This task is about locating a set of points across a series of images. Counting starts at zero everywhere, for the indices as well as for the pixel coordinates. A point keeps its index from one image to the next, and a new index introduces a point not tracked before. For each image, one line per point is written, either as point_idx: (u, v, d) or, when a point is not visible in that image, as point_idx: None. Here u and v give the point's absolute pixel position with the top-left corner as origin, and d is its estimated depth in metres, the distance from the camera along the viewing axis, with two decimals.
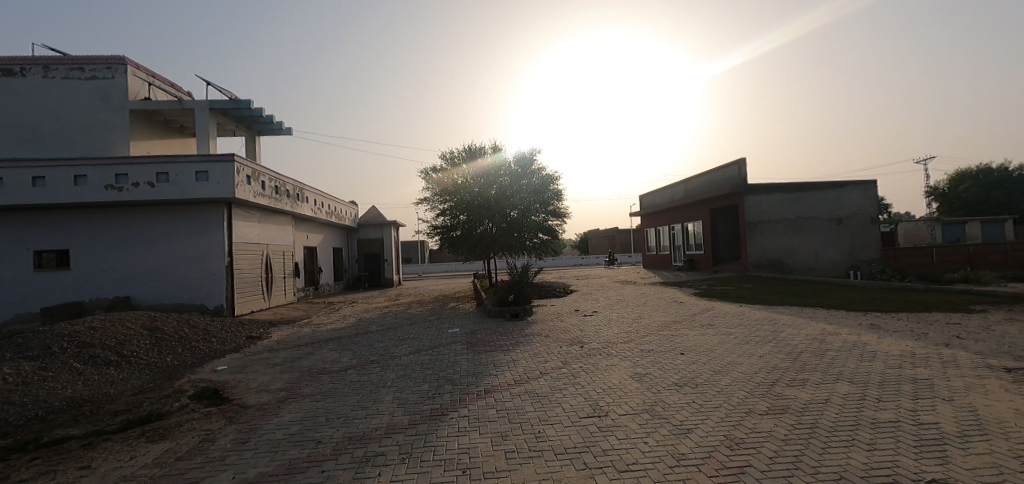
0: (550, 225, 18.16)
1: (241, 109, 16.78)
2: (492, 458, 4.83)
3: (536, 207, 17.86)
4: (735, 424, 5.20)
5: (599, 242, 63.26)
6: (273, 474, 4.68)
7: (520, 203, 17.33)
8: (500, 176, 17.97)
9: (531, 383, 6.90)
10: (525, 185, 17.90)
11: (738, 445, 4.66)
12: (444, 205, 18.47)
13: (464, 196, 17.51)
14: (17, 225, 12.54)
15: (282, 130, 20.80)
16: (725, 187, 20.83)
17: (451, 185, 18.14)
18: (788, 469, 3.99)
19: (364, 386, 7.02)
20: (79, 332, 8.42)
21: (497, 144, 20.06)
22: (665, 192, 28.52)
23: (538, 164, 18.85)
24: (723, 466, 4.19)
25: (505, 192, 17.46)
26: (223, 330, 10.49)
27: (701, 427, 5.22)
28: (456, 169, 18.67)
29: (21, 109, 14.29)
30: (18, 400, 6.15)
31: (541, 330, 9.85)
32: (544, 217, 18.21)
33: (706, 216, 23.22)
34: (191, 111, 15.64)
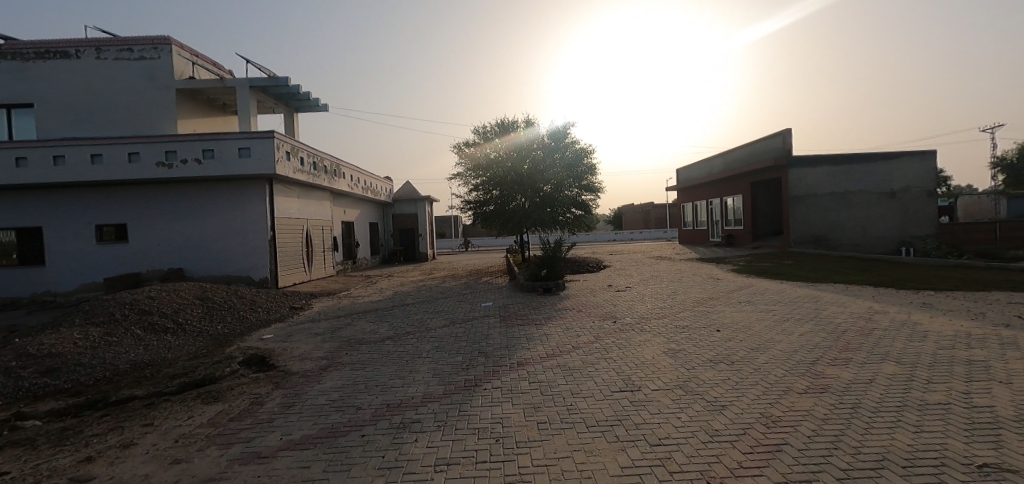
0: (583, 200, 18.01)
1: (279, 87, 17.11)
2: (524, 428, 4.94)
3: (569, 181, 17.67)
4: (772, 402, 5.12)
5: (633, 219, 62.13)
6: (317, 436, 4.99)
7: (553, 178, 17.16)
8: (533, 151, 17.82)
9: (563, 357, 6.95)
10: (558, 158, 17.73)
11: (774, 423, 4.58)
12: (476, 180, 18.51)
13: (498, 171, 17.47)
14: (80, 202, 13.43)
15: (319, 107, 21.16)
16: (768, 160, 19.91)
17: (484, 159, 18.17)
18: (827, 448, 3.91)
19: (402, 356, 7.25)
20: (139, 299, 8.97)
21: (529, 117, 19.89)
22: (702, 163, 27.73)
23: (572, 138, 18.56)
24: (759, 443, 4.15)
25: (538, 167, 17.32)
26: (268, 300, 10.99)
27: (737, 404, 5.16)
28: (488, 143, 18.58)
29: (77, 89, 15.01)
30: (87, 361, 6.66)
31: (575, 304, 9.84)
32: (577, 191, 18.03)
33: (747, 190, 22.43)
34: (233, 89, 16.06)
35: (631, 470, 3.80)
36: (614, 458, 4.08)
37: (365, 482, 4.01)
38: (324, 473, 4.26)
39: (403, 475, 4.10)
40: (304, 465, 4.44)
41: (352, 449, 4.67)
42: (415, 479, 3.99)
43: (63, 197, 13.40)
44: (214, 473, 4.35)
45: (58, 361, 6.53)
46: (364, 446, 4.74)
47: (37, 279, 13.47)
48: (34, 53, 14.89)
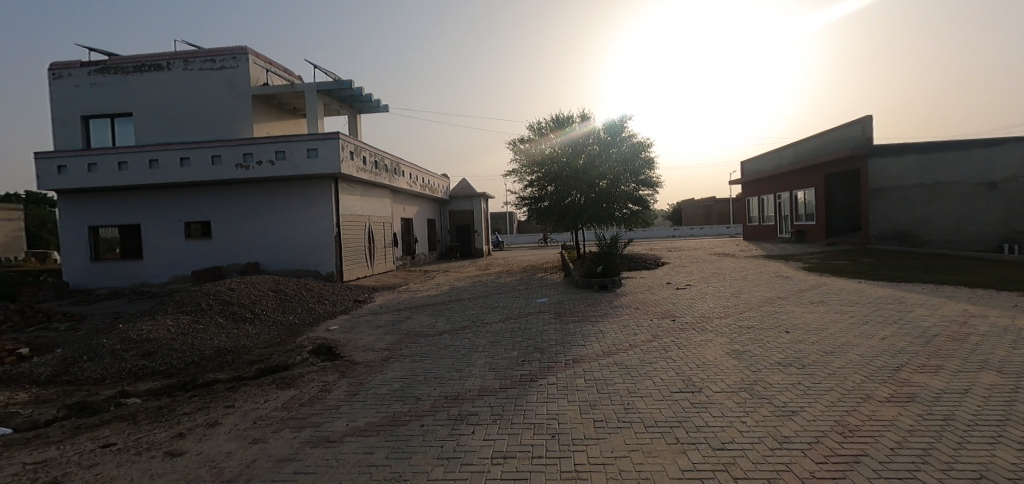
0: (640, 195, 17.64)
1: (344, 90, 17.92)
2: (580, 425, 4.91)
3: (626, 176, 17.35)
4: (849, 409, 4.76)
5: (693, 212, 60.00)
6: (379, 424, 5.21)
7: (609, 173, 16.95)
8: (588, 146, 17.64)
9: (621, 355, 6.82)
10: (614, 153, 17.44)
11: (851, 432, 4.26)
12: (531, 177, 18.47)
13: (553, 167, 17.40)
14: (170, 201, 14.76)
15: (380, 107, 21.96)
16: (847, 148, 18.80)
17: (539, 155, 18.13)
18: (913, 462, 3.59)
19: (458, 350, 7.41)
20: (222, 290, 9.70)
21: (584, 112, 19.63)
22: (771, 155, 26.28)
23: (629, 131, 18.18)
24: (833, 452, 3.87)
25: (593, 162, 17.12)
26: (333, 293, 11.56)
27: (808, 410, 4.85)
28: (545, 139, 18.52)
29: (168, 98, 16.47)
30: (179, 346, 7.30)
31: (631, 302, 9.63)
32: (634, 186, 17.67)
33: (820, 182, 21.20)
34: (302, 93, 16.99)
35: (692, 473, 3.67)
36: (674, 460, 3.96)
37: (424, 470, 4.14)
38: (386, 459, 4.44)
39: (461, 466, 4.19)
40: (368, 450, 4.64)
41: (411, 438, 4.83)
42: (472, 470, 4.06)
43: (156, 197, 14.78)
44: (289, 453, 4.65)
45: (154, 345, 7.21)
46: (423, 436, 4.89)
47: (134, 271, 14.97)
48: (132, 67, 16.46)
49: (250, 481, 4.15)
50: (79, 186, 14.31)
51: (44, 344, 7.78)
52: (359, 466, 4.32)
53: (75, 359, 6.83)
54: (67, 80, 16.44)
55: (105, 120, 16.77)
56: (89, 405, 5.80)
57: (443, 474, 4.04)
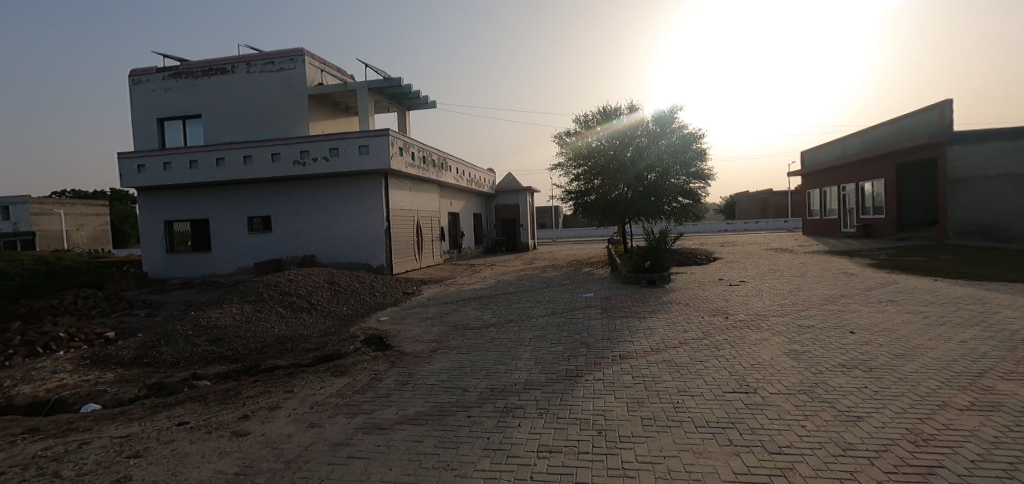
0: (690, 189, 17.14)
1: (394, 88, 18.37)
2: (628, 422, 4.82)
3: (675, 168, 16.90)
4: (922, 417, 4.42)
5: (749, 206, 57.30)
6: (428, 414, 5.33)
7: (658, 165, 16.59)
8: (636, 138, 17.24)
9: (670, 352, 6.65)
10: (663, 145, 16.98)
11: (925, 442, 3.95)
12: (577, 169, 18.22)
13: (600, 160, 17.15)
14: (234, 197, 15.71)
15: (428, 104, 22.34)
16: (922, 136, 17.67)
17: (584, 148, 17.81)
18: (999, 477, 3.28)
19: (503, 343, 7.46)
20: (281, 280, 10.20)
21: (631, 104, 19.14)
22: (837, 142, 24.68)
23: (679, 122, 17.63)
24: (904, 462, 3.60)
25: (642, 154, 16.78)
26: (383, 285, 11.90)
27: (875, 416, 4.54)
28: (590, 132, 18.14)
29: (232, 100, 17.49)
30: (242, 333, 7.75)
31: (680, 298, 9.38)
32: (684, 179, 17.18)
33: (892, 172, 19.86)
34: (354, 92, 17.57)
35: (747, 476, 3.53)
36: (726, 462, 3.82)
37: (471, 460, 4.20)
38: (435, 448, 4.54)
39: (507, 458, 4.22)
40: (417, 438, 4.77)
41: (458, 429, 4.91)
42: (518, 463, 4.08)
43: (221, 194, 15.77)
44: (343, 438, 4.86)
45: (221, 332, 7.70)
46: (470, 427, 4.97)
47: (203, 263, 16.07)
48: (201, 71, 17.61)
49: (308, 463, 4.37)
50: (154, 185, 15.53)
51: (127, 329, 8.49)
52: (409, 453, 4.44)
53: (153, 342, 7.41)
54: (146, 85, 17.87)
55: (178, 122, 18.06)
56: (166, 385, 6.28)
57: (489, 466, 4.08)
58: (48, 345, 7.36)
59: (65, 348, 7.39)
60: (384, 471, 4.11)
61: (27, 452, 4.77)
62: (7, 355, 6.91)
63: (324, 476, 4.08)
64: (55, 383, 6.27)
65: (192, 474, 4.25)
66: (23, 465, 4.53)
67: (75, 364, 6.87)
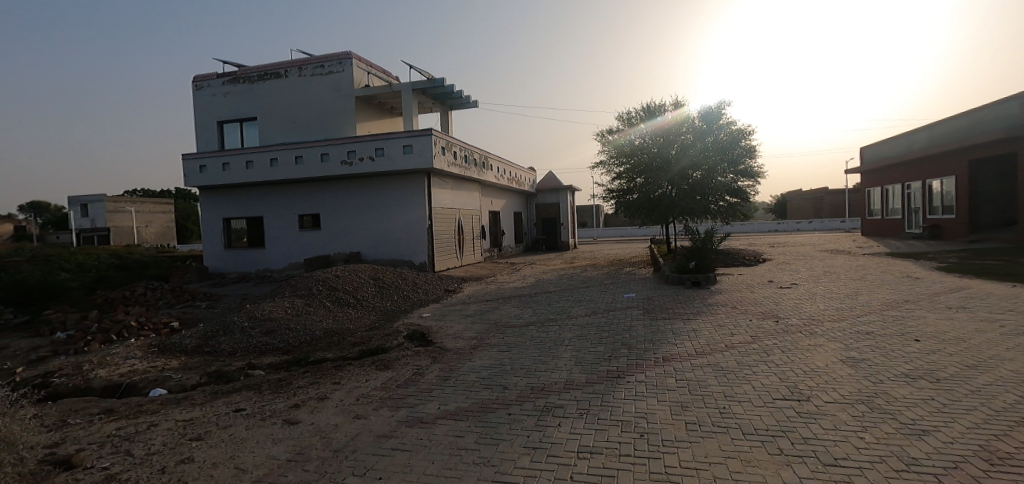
0: (738, 187, 16.57)
1: (437, 88, 18.69)
2: (671, 426, 4.72)
3: (723, 166, 16.38)
4: (997, 433, 4.09)
5: (801, 204, 54.55)
6: (469, 410, 5.40)
7: (704, 163, 16.12)
8: (682, 134, 16.83)
9: (715, 356, 6.46)
10: (710, 142, 16.50)
11: (1002, 460, 3.65)
12: (618, 167, 17.88)
13: (643, 158, 16.84)
14: (285, 196, 16.45)
15: (470, 104, 22.57)
16: (998, 130, 16.48)
17: (626, 145, 17.51)
18: None
19: (544, 342, 7.46)
20: (329, 276, 10.60)
21: (676, 100, 18.66)
22: (906, 136, 22.90)
23: (727, 118, 17.06)
24: (978, 481, 3.34)
25: (687, 152, 16.35)
26: (425, 281, 12.15)
27: (944, 430, 4.23)
28: (633, 129, 17.84)
29: (284, 102, 18.30)
30: (294, 326, 8.11)
31: (727, 300, 9.08)
32: (732, 177, 16.62)
33: (964, 169, 18.40)
34: (399, 93, 18.00)
35: None
36: (777, 472, 3.67)
37: (512, 458, 4.22)
38: (476, 444, 4.59)
39: (547, 457, 4.21)
40: (458, 434, 4.83)
41: (499, 426, 4.94)
42: (558, 462, 4.07)
43: (274, 193, 16.55)
44: (388, 430, 4.99)
45: (275, 324, 8.08)
46: (510, 425, 4.99)
47: (257, 259, 16.92)
48: (257, 76, 18.50)
49: (354, 453, 4.51)
50: (211, 185, 16.51)
51: (189, 319, 9.05)
52: (451, 448, 4.51)
53: (212, 332, 7.86)
54: (207, 90, 18.98)
55: (235, 124, 19.07)
56: (224, 373, 6.64)
57: (530, 464, 4.08)
58: (121, 332, 7.95)
59: (136, 336, 7.96)
60: (426, 464, 4.19)
61: (103, 430, 5.16)
62: (86, 341, 7.51)
63: (369, 467, 4.20)
64: (127, 368, 6.75)
65: (248, 458, 4.48)
66: (100, 442, 4.90)
67: (144, 351, 7.39)
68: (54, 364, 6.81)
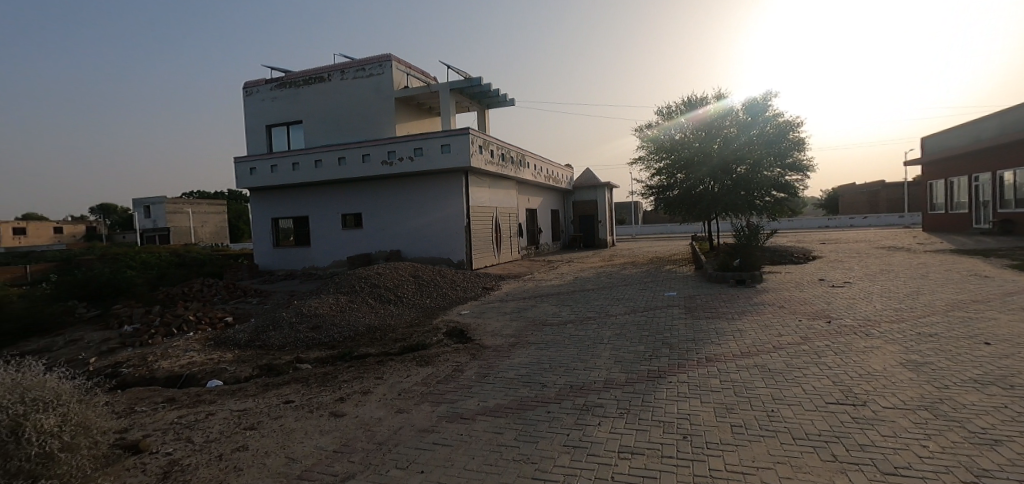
0: (786, 181, 15.92)
1: (474, 87, 18.85)
2: (716, 429, 4.59)
3: (769, 160, 15.76)
4: None
5: (854, 199, 51.73)
6: (509, 407, 5.44)
7: (750, 157, 15.57)
8: (725, 128, 16.30)
9: (762, 357, 6.24)
10: (756, 135, 15.90)
11: None
12: (658, 163, 17.59)
13: (685, 153, 16.44)
14: (329, 196, 17.02)
15: (507, 102, 22.62)
16: None
17: (666, 140, 17.20)
18: None
19: (582, 340, 7.41)
20: (372, 273, 10.88)
21: (719, 92, 18.07)
22: (978, 124, 21.19)
23: (773, 110, 16.39)
24: None
25: (731, 146, 15.83)
26: (464, 279, 12.30)
27: (1019, 441, 3.92)
28: (673, 123, 17.44)
29: (328, 105, 18.91)
30: (340, 322, 8.39)
31: (774, 299, 8.75)
32: (779, 171, 15.98)
33: None
34: (437, 93, 18.26)
35: None
36: (831, 479, 3.51)
37: (551, 456, 4.21)
38: (515, 440, 4.61)
39: (587, 456, 4.18)
40: (498, 430, 4.87)
41: (538, 424, 4.95)
42: (599, 462, 4.03)
43: (318, 193, 17.16)
44: (429, 425, 5.09)
45: (321, 320, 8.39)
46: (550, 422, 4.99)
47: (303, 257, 17.60)
48: (302, 81, 19.20)
49: (397, 446, 4.63)
50: (259, 186, 17.30)
51: (241, 315, 9.51)
52: (490, 444, 4.54)
53: (263, 327, 8.23)
54: (256, 96, 19.87)
55: (282, 128, 19.87)
56: (274, 366, 6.94)
57: (570, 462, 4.07)
58: (181, 326, 8.46)
59: (194, 330, 8.45)
60: (466, 460, 4.24)
61: (166, 418, 5.50)
62: (150, 334, 8.04)
63: (411, 460, 4.29)
64: (186, 360, 7.17)
65: (298, 448, 4.67)
66: (164, 429, 5.22)
67: (201, 344, 7.83)
68: (123, 355, 7.32)
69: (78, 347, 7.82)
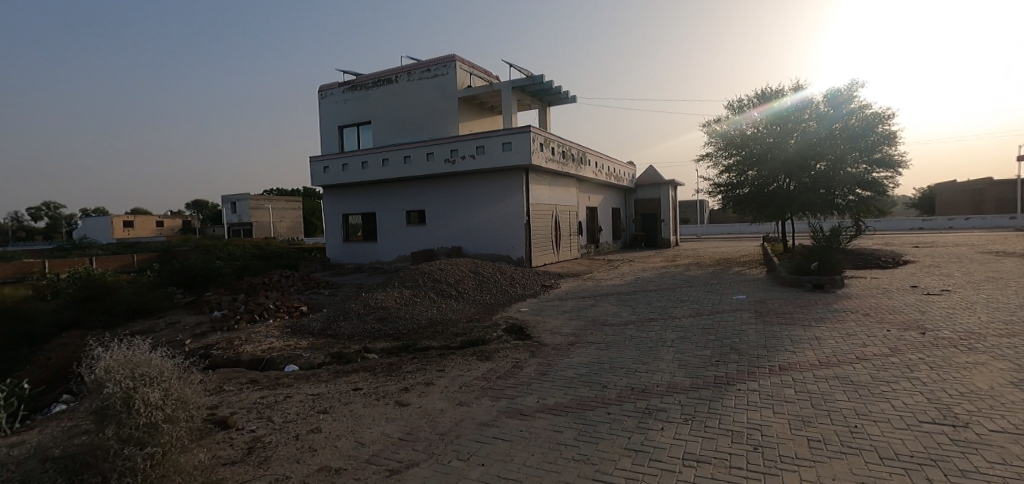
0: (873, 178, 14.67)
1: (535, 85, 18.85)
2: (791, 442, 4.32)
3: (854, 155, 14.59)
4: None
5: (954, 198, 46.50)
6: (568, 406, 5.42)
7: (831, 152, 14.51)
8: (804, 121, 15.24)
9: (843, 368, 5.82)
10: (839, 129, 14.76)
11: None
12: (727, 160, 16.79)
13: (757, 149, 15.60)
14: (394, 193, 17.73)
15: (569, 99, 22.41)
16: None
17: (737, 136, 16.34)
18: None
19: (645, 342, 7.25)
20: (435, 268, 11.22)
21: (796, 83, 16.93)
22: None
23: (859, 101, 15.15)
24: None
25: (810, 141, 14.81)
26: (523, 276, 12.38)
27: None
28: (744, 118, 16.57)
29: (395, 106, 19.65)
30: (406, 315, 8.72)
31: (858, 306, 8.11)
32: (865, 167, 14.76)
33: None
34: (499, 92, 18.45)
35: None
36: None
37: (613, 458, 4.16)
38: (575, 440, 4.59)
39: (650, 461, 4.08)
40: (557, 429, 4.87)
41: (598, 425, 4.90)
42: (663, 468, 3.93)
43: (385, 191, 17.91)
44: (489, 419, 5.18)
45: (385, 312, 8.77)
46: (610, 424, 4.92)
47: (370, 251, 18.45)
48: (372, 83, 20.07)
49: (459, 438, 4.75)
50: (329, 184, 18.34)
51: (313, 305, 10.14)
52: (550, 442, 4.55)
53: (333, 317, 8.74)
54: (330, 98, 21.02)
55: (352, 128, 20.88)
56: (344, 355, 7.34)
57: (633, 466, 3.99)
58: (262, 313, 9.16)
59: (273, 317, 9.12)
60: (526, 455, 4.27)
61: (250, 398, 5.97)
62: (236, 319, 8.77)
63: (472, 453, 4.39)
64: (267, 345, 7.75)
65: (366, 434, 4.91)
66: (249, 408, 5.68)
67: (280, 331, 8.44)
68: (213, 338, 8.04)
69: (176, 329, 8.70)
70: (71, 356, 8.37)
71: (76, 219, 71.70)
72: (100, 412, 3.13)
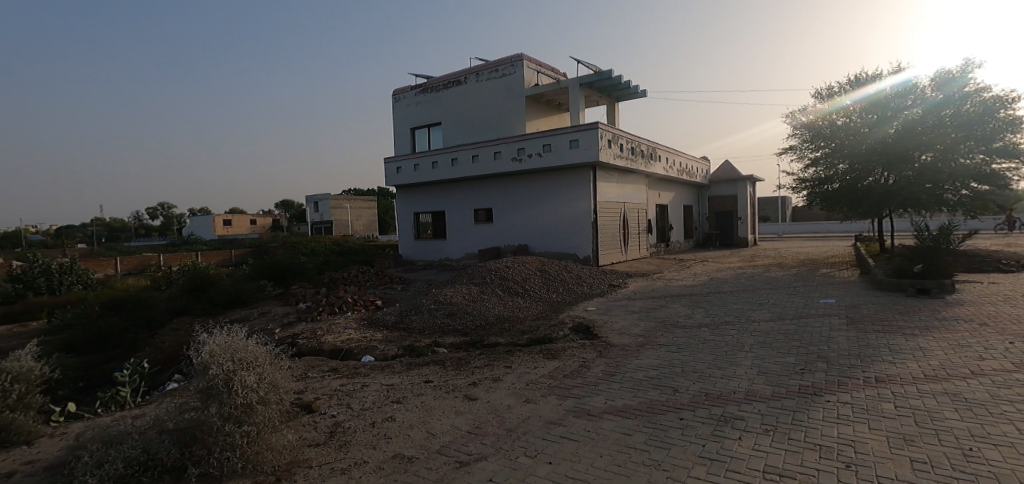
0: (993, 170, 13.01)
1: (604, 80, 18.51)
2: (889, 462, 3.94)
3: (968, 145, 13.02)
4: None
5: None
6: (637, 409, 5.30)
7: (940, 142, 13.05)
8: (907, 107, 13.74)
9: (954, 383, 5.22)
10: (951, 114, 13.15)
11: None
12: (814, 153, 15.71)
13: (851, 141, 14.40)
14: (462, 192, 18.22)
15: (638, 93, 21.77)
16: None
17: (826, 128, 15.25)
18: None
19: (720, 346, 6.93)
20: (504, 266, 11.40)
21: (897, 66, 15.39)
22: None
23: (976, 84, 13.48)
24: None
25: (912, 128, 13.24)
26: (590, 275, 12.26)
27: None
28: (834, 106, 15.34)
29: (464, 107, 20.14)
30: (479, 312, 8.95)
31: (974, 315, 7.23)
32: (983, 157, 13.13)
33: None
34: (566, 89, 18.33)
35: None
36: None
37: (686, 465, 4.02)
38: (645, 444, 4.48)
39: (726, 471, 3.90)
40: (626, 432, 4.78)
41: (668, 430, 4.74)
42: (740, 479, 3.74)
43: (453, 190, 18.46)
44: (556, 418, 5.19)
45: (454, 308, 9.05)
46: (682, 430, 4.76)
47: (439, 249, 19.09)
48: (442, 86, 20.69)
49: (526, 435, 4.80)
50: (399, 183, 19.20)
51: (385, 299, 10.68)
52: (618, 445, 4.48)
53: (406, 311, 9.15)
54: (403, 101, 21.96)
55: (423, 130, 21.67)
56: (415, 348, 7.66)
57: (708, 476, 3.83)
58: (341, 306, 9.79)
59: (351, 309, 9.73)
60: (594, 457, 4.24)
61: (331, 385, 6.40)
62: (318, 311, 9.45)
63: (539, 450, 4.42)
64: (346, 336, 8.27)
65: (438, 426, 5.09)
66: (331, 394, 6.09)
67: (356, 323, 8.98)
68: (299, 327, 8.72)
69: (266, 318, 9.54)
70: (181, 339, 9.47)
71: (182, 217, 80.86)
72: (207, 391, 3.48)
